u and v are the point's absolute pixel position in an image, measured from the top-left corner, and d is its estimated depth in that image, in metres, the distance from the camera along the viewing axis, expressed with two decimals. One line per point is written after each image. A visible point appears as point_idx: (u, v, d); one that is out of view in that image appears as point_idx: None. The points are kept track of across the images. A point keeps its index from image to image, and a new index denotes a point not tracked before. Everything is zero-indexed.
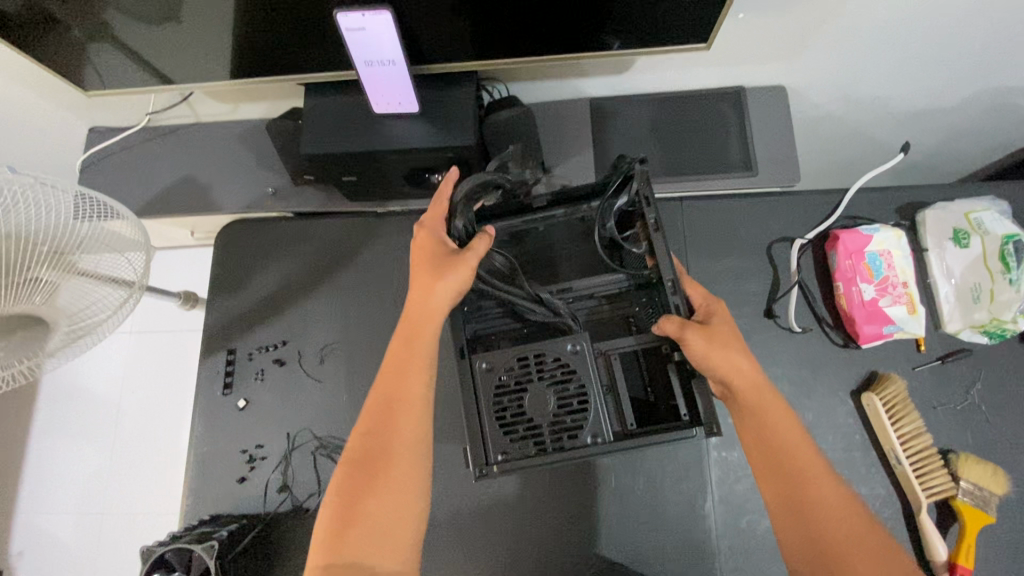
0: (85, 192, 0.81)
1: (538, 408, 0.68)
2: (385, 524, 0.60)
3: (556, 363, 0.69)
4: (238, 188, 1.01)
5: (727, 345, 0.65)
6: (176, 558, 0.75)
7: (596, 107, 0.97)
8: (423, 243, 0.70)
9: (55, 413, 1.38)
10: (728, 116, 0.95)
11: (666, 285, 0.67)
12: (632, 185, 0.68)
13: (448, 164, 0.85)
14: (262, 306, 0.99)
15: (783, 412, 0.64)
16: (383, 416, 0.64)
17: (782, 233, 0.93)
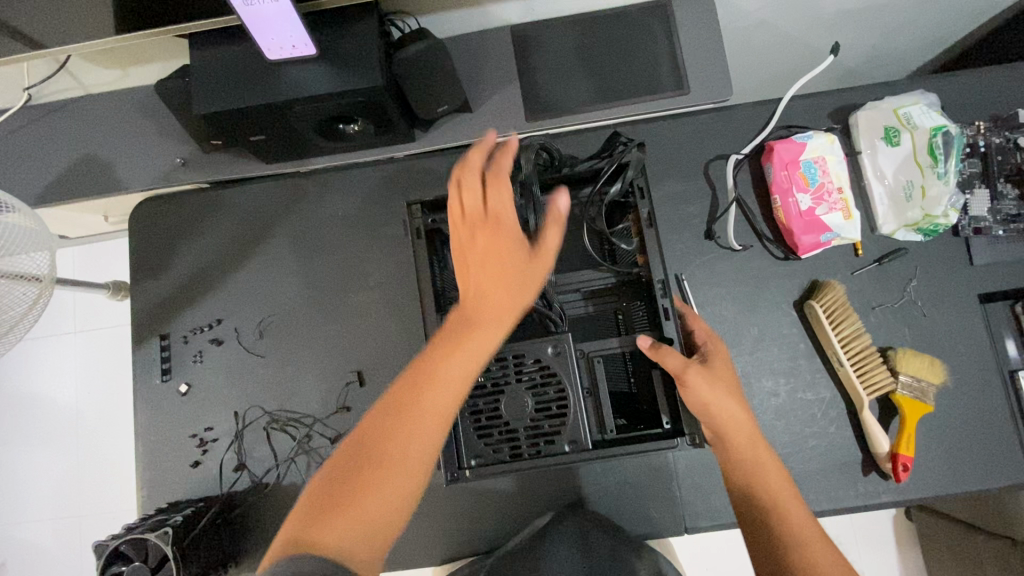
0: None
1: (515, 413, 0.68)
2: (393, 485, 0.49)
3: (535, 365, 0.68)
4: (145, 163, 0.94)
5: (723, 383, 0.67)
6: (132, 551, 0.72)
7: (518, 36, 0.92)
8: (511, 199, 0.61)
9: (7, 426, 1.32)
10: (655, 33, 0.91)
11: (656, 286, 0.68)
12: (628, 174, 0.68)
13: (362, 111, 0.80)
14: (191, 285, 0.94)
15: (774, 461, 0.67)
16: (419, 391, 0.53)
17: (718, 150, 0.91)
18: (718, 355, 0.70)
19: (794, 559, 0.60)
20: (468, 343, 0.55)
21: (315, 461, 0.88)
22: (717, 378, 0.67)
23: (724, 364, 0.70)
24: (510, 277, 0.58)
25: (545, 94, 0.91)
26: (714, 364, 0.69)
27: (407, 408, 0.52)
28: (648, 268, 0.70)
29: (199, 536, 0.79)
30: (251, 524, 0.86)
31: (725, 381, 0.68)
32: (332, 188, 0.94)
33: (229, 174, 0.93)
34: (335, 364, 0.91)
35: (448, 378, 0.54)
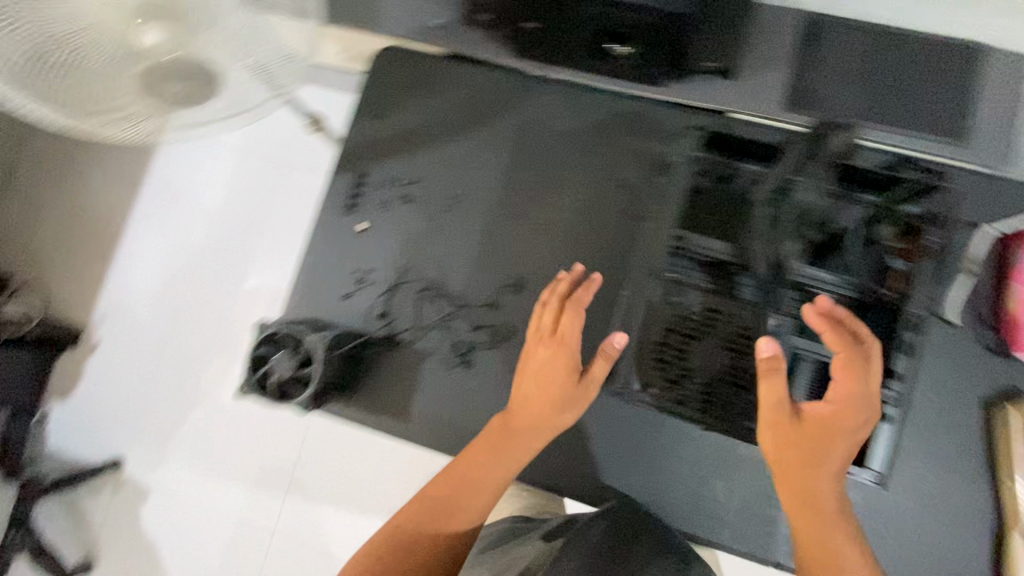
0: None
1: (705, 363, 0.80)
2: (451, 538, 0.70)
3: (738, 330, 0.78)
4: (401, 11, 0.94)
5: (814, 446, 0.65)
6: (289, 339, 0.80)
7: (810, 24, 0.87)
8: (566, 329, 0.77)
9: (157, 201, 1.47)
10: (957, 74, 0.83)
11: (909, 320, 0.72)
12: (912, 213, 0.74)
13: (641, 31, 0.82)
14: (402, 140, 0.98)
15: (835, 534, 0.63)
16: (460, 482, 0.74)
17: (967, 215, 0.84)
18: (848, 425, 0.64)
19: None
20: (501, 446, 0.76)
21: (450, 339, 0.91)
22: (824, 441, 0.65)
23: (848, 437, 0.65)
24: (552, 391, 0.76)
25: (813, 90, 0.86)
26: (833, 430, 0.65)
27: (452, 493, 0.73)
28: (901, 298, 0.73)
29: (335, 355, 0.84)
30: (374, 369, 0.91)
31: (821, 446, 0.65)
32: (559, 100, 0.94)
33: (476, 52, 0.95)
34: (499, 263, 0.92)
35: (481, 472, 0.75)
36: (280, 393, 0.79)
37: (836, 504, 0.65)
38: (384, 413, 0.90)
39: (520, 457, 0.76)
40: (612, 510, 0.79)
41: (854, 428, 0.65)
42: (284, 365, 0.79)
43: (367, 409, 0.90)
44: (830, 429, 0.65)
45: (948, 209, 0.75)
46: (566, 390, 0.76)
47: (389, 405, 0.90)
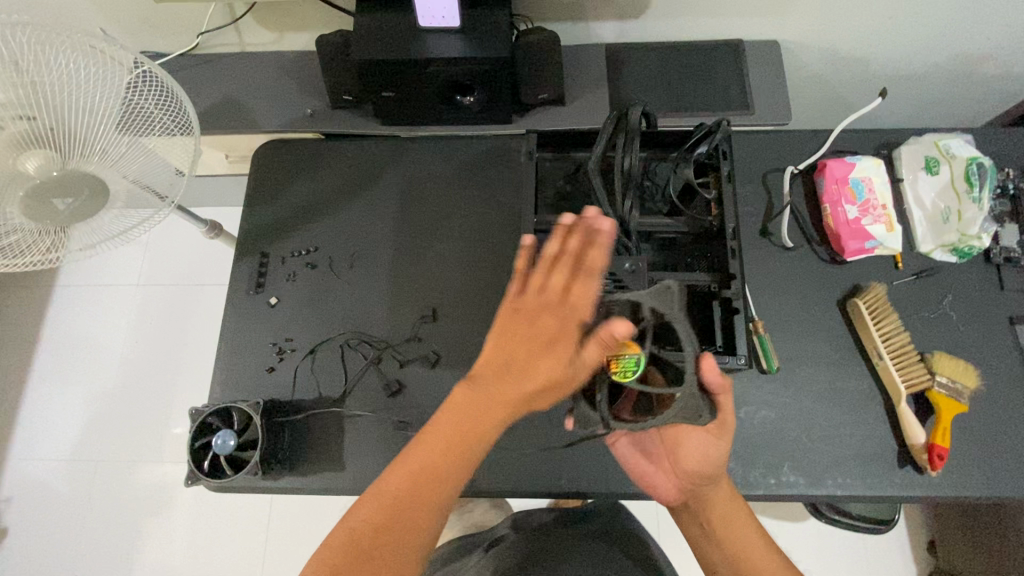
0: (184, 123, 0.86)
1: None
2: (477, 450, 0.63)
3: (609, 276, 0.69)
4: (279, 110, 1.09)
5: (714, 524, 0.73)
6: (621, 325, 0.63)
7: (610, 54, 1.09)
8: (524, 303, 0.63)
9: (104, 336, 1.76)
10: (730, 68, 1.08)
11: (728, 233, 0.69)
12: (715, 138, 0.71)
13: (478, 79, 0.95)
14: (295, 214, 1.05)
15: (740, 525, 0.72)
16: (376, 505, 0.61)
17: (776, 164, 1.03)
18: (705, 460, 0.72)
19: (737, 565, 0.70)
20: (484, 420, 0.62)
21: (381, 380, 0.94)
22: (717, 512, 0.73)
23: (721, 500, 0.74)
24: (490, 409, 0.62)
25: (627, 91, 1.07)
26: (680, 472, 0.74)
27: (369, 499, 0.62)
28: (720, 218, 0.71)
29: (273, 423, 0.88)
30: (312, 431, 0.91)
31: (705, 513, 0.74)
32: (432, 151, 1.08)
33: (348, 130, 1.08)
34: (413, 300, 0.99)
35: (445, 475, 0.62)
36: (233, 466, 0.81)
37: (736, 534, 0.72)
38: (334, 469, 0.90)
39: (502, 412, 0.62)
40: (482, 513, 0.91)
41: (703, 437, 0.73)
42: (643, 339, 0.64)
43: (313, 472, 0.90)
44: (698, 498, 0.74)
45: (730, 144, 0.72)
46: (567, 340, 0.61)
47: (334, 459, 0.90)
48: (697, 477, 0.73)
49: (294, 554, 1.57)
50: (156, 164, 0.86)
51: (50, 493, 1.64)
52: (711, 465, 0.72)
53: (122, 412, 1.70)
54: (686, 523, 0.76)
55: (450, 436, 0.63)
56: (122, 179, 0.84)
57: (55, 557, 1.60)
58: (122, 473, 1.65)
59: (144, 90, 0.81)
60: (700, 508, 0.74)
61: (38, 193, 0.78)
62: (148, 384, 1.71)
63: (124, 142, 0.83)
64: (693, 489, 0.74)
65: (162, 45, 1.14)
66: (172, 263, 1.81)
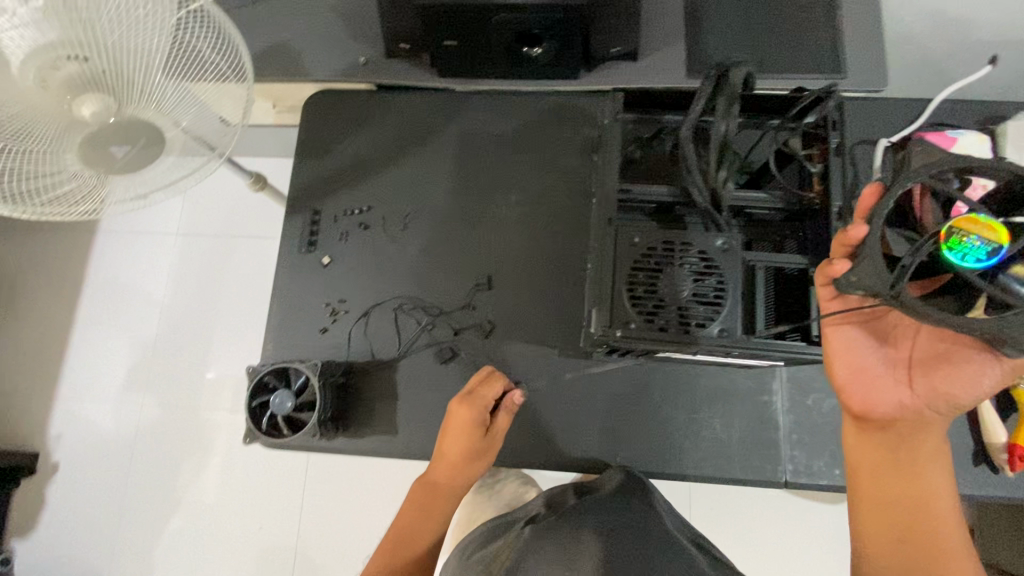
0: (237, 66, 0.83)
1: (672, 290, 0.63)
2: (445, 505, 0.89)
3: (698, 254, 0.64)
4: (330, 57, 1.03)
5: (904, 445, 0.62)
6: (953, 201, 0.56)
7: (689, 5, 1.00)
8: (457, 425, 0.84)
9: (145, 284, 1.77)
10: (823, 23, 0.97)
11: (832, 212, 0.64)
12: (826, 106, 0.64)
13: (550, 29, 0.87)
14: (347, 171, 1.01)
15: (935, 464, 0.61)
16: (400, 543, 0.87)
17: (866, 135, 0.95)
18: (965, 385, 0.57)
19: (908, 511, 0.61)
20: (443, 473, 0.87)
21: (435, 347, 0.92)
22: (918, 435, 0.61)
23: (938, 434, 0.61)
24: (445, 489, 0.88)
25: (706, 48, 0.98)
26: (931, 384, 0.58)
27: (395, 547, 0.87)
28: (823, 196, 0.65)
29: (332, 385, 0.87)
30: (365, 395, 0.90)
31: (910, 436, 0.61)
32: (490, 109, 1.02)
33: (403, 82, 1.02)
34: (468, 266, 0.96)
35: (432, 510, 0.89)
36: (290, 426, 0.81)
37: (926, 473, 0.61)
38: (387, 433, 0.89)
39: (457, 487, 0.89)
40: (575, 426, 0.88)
41: (984, 362, 0.56)
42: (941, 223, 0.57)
43: (366, 435, 0.89)
44: (922, 421, 0.60)
45: (842, 116, 0.65)
46: (473, 444, 0.85)
47: (387, 423, 0.89)
48: (947, 403, 0.58)
49: (330, 507, 1.60)
50: (207, 111, 0.82)
51: (100, 433, 1.70)
52: (975, 396, 0.57)
53: (164, 359, 1.73)
54: (867, 443, 0.63)
55: (427, 501, 0.89)
56: (175, 126, 0.80)
57: (104, 492, 1.67)
58: (165, 418, 1.69)
59: (198, 32, 0.78)
60: (907, 430, 0.61)
61: (94, 140, 0.75)
62: (189, 334, 1.73)
63: (178, 89, 0.78)
64: (928, 417, 0.60)
65: None
66: (211, 214, 1.79)
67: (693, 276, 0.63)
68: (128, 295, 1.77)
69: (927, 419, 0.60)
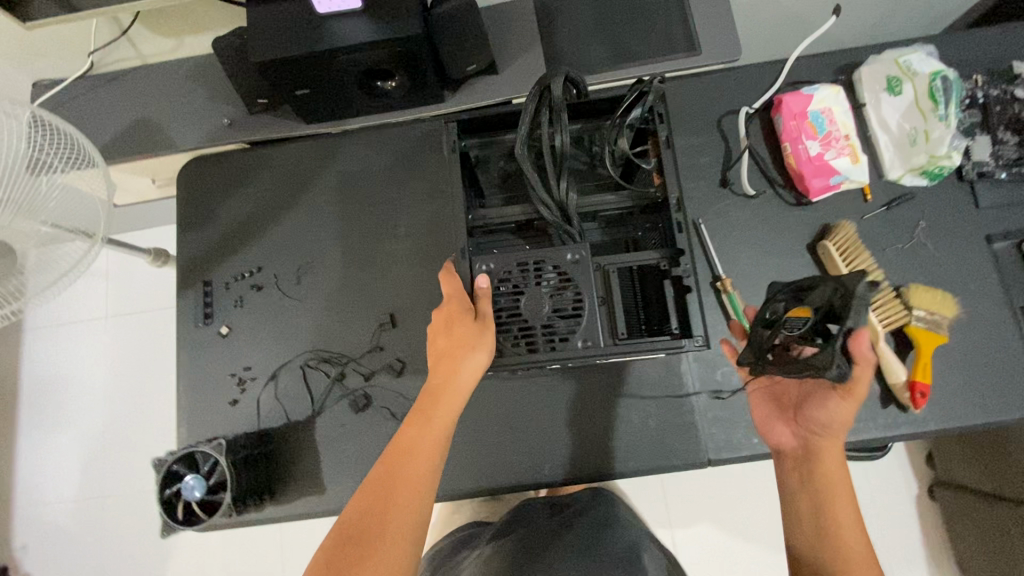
0: (85, 156, 0.86)
1: (532, 311, 0.63)
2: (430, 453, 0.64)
3: (553, 271, 0.64)
4: (193, 124, 1.00)
5: (810, 476, 0.72)
6: (822, 282, 0.65)
7: (540, 9, 1.00)
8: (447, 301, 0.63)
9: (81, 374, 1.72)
10: (671, 5, 0.99)
11: (671, 204, 0.64)
12: (648, 100, 0.65)
13: (396, 62, 0.87)
14: (232, 235, 0.99)
15: (847, 498, 0.70)
16: (376, 504, 0.61)
17: (730, 106, 0.96)
18: (826, 420, 0.72)
19: (828, 542, 0.69)
20: (448, 397, 0.66)
21: (347, 398, 0.91)
22: (815, 461, 0.72)
23: (835, 460, 0.72)
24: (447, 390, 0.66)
25: (564, 49, 0.99)
26: (808, 422, 0.73)
27: (367, 513, 0.61)
28: (664, 189, 0.66)
29: (247, 458, 0.85)
30: (286, 459, 0.89)
31: (809, 463, 0.73)
32: (364, 145, 1.01)
33: (271, 135, 1.00)
34: (368, 308, 0.95)
35: (429, 429, 0.65)
36: (206, 510, 0.79)
37: (837, 503, 0.70)
38: (314, 492, 0.88)
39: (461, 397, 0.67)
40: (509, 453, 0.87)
41: (837, 396, 0.70)
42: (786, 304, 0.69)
43: (294, 498, 0.88)
44: (812, 450, 0.73)
45: (667, 106, 0.66)
46: (465, 323, 0.62)
47: (313, 482, 0.88)
48: (820, 428, 0.72)
49: None
50: (78, 200, 0.83)
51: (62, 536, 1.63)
52: (843, 425, 0.71)
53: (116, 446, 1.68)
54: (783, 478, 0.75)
55: (416, 434, 0.65)
56: (41, 226, 0.79)
57: None
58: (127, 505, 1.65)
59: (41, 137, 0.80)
60: (814, 460, 0.72)
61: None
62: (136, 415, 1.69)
63: (38, 187, 0.78)
64: (819, 447, 0.73)
65: (55, 70, 1.04)
66: (135, 291, 1.75)
67: (550, 293, 0.64)
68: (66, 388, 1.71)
69: (825, 453, 0.72)
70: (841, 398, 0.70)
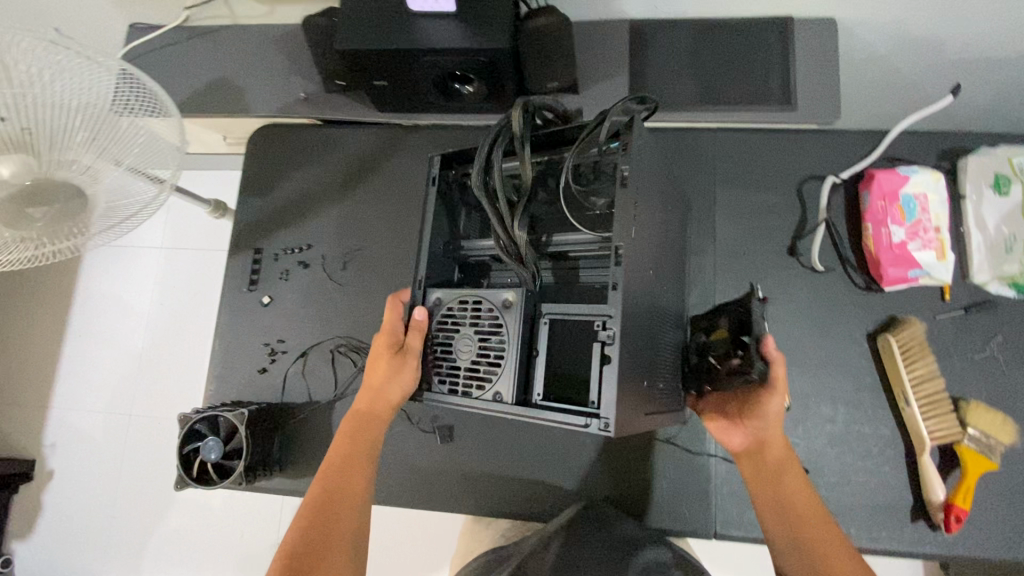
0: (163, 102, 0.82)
1: (463, 351, 0.65)
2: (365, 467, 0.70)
3: (488, 314, 0.64)
4: (272, 91, 1.02)
5: (769, 469, 0.70)
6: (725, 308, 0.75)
7: (635, 32, 0.96)
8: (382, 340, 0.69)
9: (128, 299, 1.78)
10: (773, 52, 0.94)
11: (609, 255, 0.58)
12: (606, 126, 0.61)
13: (478, 70, 0.85)
14: (289, 207, 1.01)
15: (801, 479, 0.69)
16: (322, 510, 0.65)
17: (815, 171, 0.91)
18: (765, 416, 0.71)
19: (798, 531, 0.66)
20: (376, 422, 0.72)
21: None
22: (766, 455, 0.71)
23: (780, 448, 0.71)
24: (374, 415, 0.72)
25: (651, 79, 0.95)
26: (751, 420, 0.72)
27: (315, 519, 0.64)
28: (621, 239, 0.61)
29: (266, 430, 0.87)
30: (302, 436, 0.92)
31: (764, 457, 0.71)
32: (432, 143, 1.00)
33: (344, 117, 1.00)
34: None
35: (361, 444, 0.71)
36: (220, 474, 0.82)
37: (793, 489, 0.69)
38: (321, 474, 0.90)
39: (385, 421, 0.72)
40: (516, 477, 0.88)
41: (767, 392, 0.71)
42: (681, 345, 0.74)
43: (303, 475, 0.90)
44: (762, 446, 0.72)
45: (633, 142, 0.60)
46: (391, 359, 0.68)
47: (322, 464, 0.91)
48: (760, 420, 0.72)
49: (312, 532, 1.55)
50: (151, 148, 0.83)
51: (86, 446, 1.72)
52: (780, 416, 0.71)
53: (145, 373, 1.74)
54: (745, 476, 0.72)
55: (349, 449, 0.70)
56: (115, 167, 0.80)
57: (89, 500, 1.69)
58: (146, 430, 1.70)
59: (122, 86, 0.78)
60: (767, 454, 0.71)
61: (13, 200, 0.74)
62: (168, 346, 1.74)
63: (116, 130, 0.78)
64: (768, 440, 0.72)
65: (154, 16, 1.07)
66: (192, 228, 1.79)
67: (477, 339, 0.64)
68: (111, 309, 1.78)
69: (766, 440, 0.72)
70: (764, 398, 0.71)
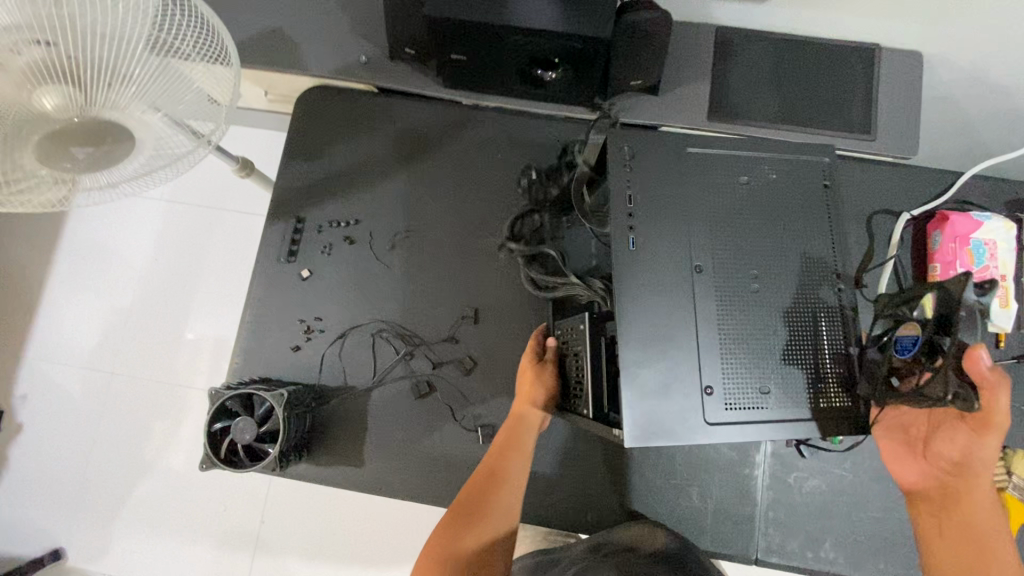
0: (220, 46, 0.74)
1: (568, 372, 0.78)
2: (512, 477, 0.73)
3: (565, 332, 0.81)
4: (330, 50, 0.94)
5: (952, 520, 0.65)
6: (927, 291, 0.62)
7: (721, 37, 0.93)
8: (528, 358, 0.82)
9: (74, 260, 1.45)
10: (859, 77, 0.92)
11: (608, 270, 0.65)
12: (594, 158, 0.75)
13: (568, 56, 0.80)
14: (338, 178, 0.94)
15: (1001, 540, 0.63)
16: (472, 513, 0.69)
17: (886, 205, 0.91)
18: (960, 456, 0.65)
19: None
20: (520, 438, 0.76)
21: (410, 379, 0.87)
22: (955, 503, 0.65)
23: (976, 501, 0.64)
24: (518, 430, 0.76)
25: (733, 89, 0.92)
26: (940, 460, 0.66)
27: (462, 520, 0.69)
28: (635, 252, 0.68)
29: (300, 414, 0.82)
30: (333, 422, 0.86)
31: (954, 508, 0.65)
32: (497, 128, 0.95)
33: (407, 88, 0.94)
34: (456, 296, 0.90)
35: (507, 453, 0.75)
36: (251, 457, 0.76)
37: (979, 551, 0.63)
38: (351, 464, 0.85)
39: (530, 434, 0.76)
40: (557, 484, 0.85)
41: (971, 429, 0.63)
42: (800, 355, 0.66)
43: (332, 463, 0.85)
44: (952, 492, 0.66)
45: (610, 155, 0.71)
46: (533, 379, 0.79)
47: (353, 453, 0.86)
48: (953, 462, 0.65)
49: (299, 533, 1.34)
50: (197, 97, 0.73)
51: (4, 432, 1.39)
52: (982, 460, 0.64)
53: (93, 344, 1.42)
54: (923, 526, 0.67)
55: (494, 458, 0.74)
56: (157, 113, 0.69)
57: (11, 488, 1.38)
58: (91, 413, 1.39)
59: (180, 22, 0.70)
60: (958, 503, 0.65)
61: (54, 138, 0.67)
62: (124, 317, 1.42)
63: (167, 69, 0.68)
64: (959, 487, 0.65)
65: None
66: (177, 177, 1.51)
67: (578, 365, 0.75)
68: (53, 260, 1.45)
69: (964, 484, 0.65)
70: (974, 432, 0.63)
